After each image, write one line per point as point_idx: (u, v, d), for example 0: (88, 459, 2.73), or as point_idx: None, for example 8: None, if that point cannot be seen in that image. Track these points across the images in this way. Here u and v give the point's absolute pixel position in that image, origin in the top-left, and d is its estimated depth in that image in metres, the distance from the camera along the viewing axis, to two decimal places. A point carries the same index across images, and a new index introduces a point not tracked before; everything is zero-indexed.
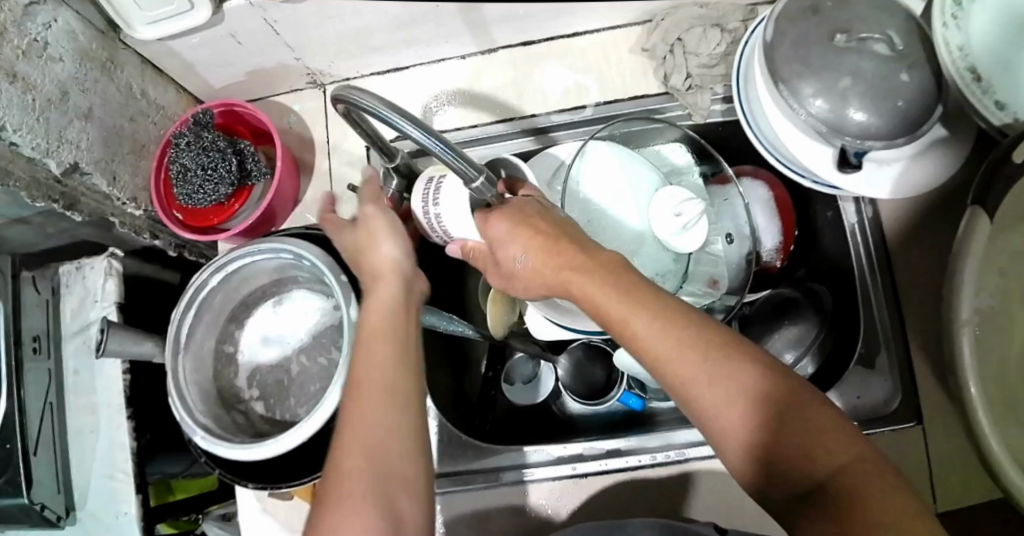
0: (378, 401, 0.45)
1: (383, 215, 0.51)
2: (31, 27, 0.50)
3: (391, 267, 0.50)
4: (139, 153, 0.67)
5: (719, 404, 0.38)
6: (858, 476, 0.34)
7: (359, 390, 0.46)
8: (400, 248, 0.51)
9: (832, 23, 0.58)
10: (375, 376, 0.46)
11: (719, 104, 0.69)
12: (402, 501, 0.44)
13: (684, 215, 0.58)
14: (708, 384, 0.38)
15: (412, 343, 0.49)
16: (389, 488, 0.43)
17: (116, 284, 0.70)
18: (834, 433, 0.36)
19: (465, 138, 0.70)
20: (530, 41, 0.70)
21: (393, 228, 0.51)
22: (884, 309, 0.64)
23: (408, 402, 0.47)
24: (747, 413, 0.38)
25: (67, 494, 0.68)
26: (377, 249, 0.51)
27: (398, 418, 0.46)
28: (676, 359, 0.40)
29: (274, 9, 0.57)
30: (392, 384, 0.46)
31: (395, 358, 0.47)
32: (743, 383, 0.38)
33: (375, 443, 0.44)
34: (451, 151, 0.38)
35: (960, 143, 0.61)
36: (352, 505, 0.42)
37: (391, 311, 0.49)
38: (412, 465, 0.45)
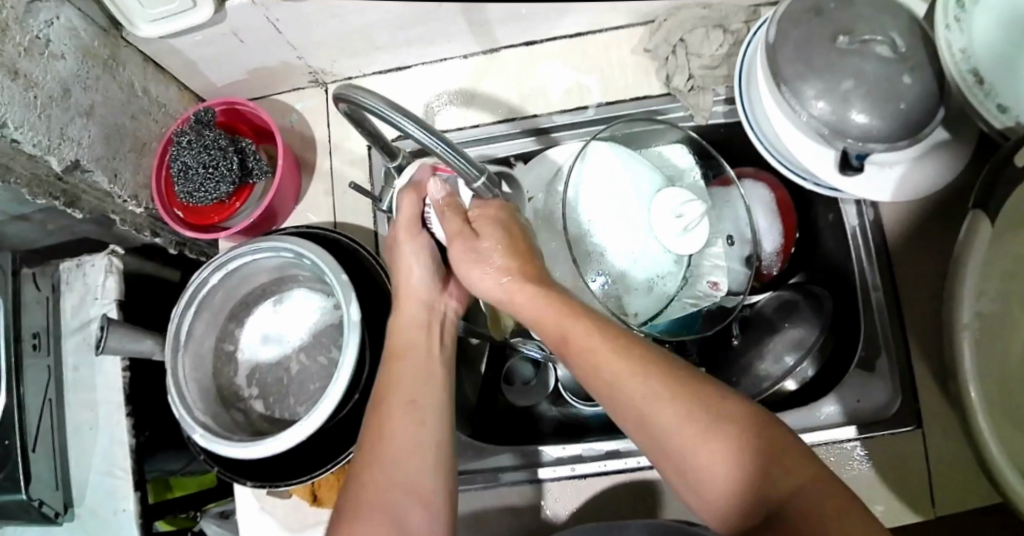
0: (401, 415, 0.48)
1: (414, 239, 0.52)
2: (34, 24, 0.50)
3: (413, 292, 0.53)
4: (140, 151, 0.67)
5: (685, 441, 0.39)
6: (812, 492, 0.37)
7: (384, 404, 0.49)
8: (428, 271, 0.53)
9: (836, 24, 0.57)
10: (401, 392, 0.49)
11: (721, 104, 0.68)
12: (416, 511, 0.46)
13: (685, 217, 0.58)
14: (671, 417, 0.40)
15: (436, 360, 0.52)
16: (406, 499, 0.46)
17: (116, 281, 0.70)
18: (786, 453, 0.39)
19: (467, 138, 0.70)
20: (533, 40, 0.70)
21: (423, 250, 0.53)
22: (884, 313, 0.63)
23: (428, 416, 0.49)
24: (712, 440, 0.39)
25: (65, 491, 0.68)
26: (406, 272, 0.53)
27: (418, 431, 0.48)
28: (638, 388, 0.41)
29: (276, 8, 0.57)
30: (413, 399, 0.49)
31: (417, 375, 0.50)
32: (704, 413, 0.40)
33: (394, 455, 0.47)
34: (453, 151, 0.39)
35: (961, 147, 0.61)
36: (370, 513, 0.45)
37: (414, 330, 0.52)
38: (430, 476, 0.47)
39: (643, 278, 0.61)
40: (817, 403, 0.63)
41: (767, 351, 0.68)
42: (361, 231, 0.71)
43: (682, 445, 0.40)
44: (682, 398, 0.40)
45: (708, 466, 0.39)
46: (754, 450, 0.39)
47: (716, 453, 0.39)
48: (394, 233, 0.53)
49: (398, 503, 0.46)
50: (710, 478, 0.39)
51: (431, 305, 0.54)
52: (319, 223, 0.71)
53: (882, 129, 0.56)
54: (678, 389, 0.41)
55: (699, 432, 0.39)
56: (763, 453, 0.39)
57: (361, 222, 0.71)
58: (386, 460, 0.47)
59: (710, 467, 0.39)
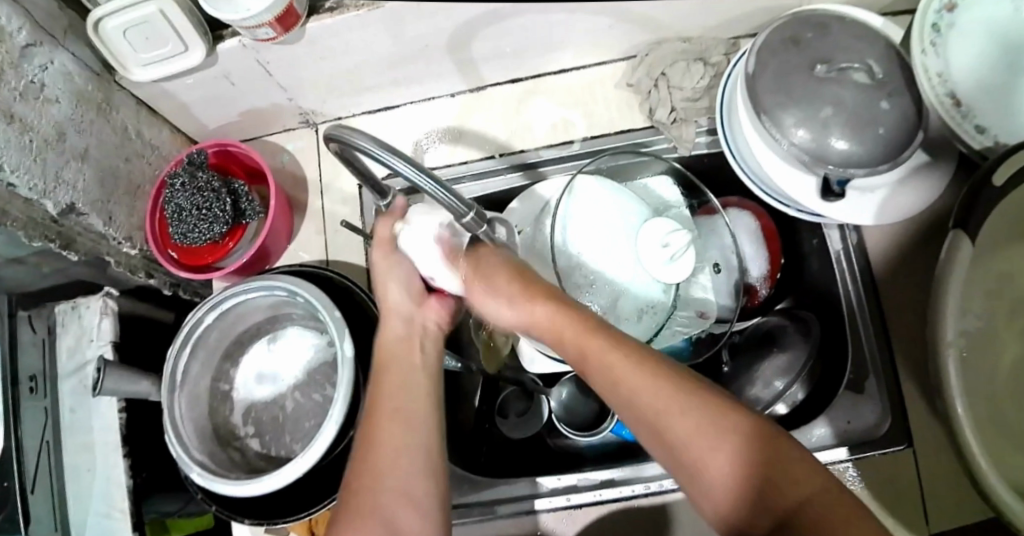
0: (390, 424, 0.49)
1: (390, 260, 0.51)
2: (28, 69, 0.50)
3: (393, 306, 0.53)
4: (134, 193, 0.68)
5: (693, 445, 0.39)
6: (824, 506, 0.36)
7: (371, 415, 0.50)
8: (404, 290, 0.52)
9: (813, 54, 0.59)
10: (387, 401, 0.50)
11: (704, 136, 0.70)
12: (406, 517, 0.47)
13: (671, 246, 0.60)
14: (682, 421, 0.40)
15: (423, 371, 0.52)
16: (397, 501, 0.47)
17: (111, 323, 0.72)
18: (800, 464, 0.38)
19: (455, 174, 0.71)
20: (518, 78, 0.72)
21: (399, 273, 0.51)
22: (871, 336, 0.64)
23: (415, 423, 0.50)
24: (720, 450, 0.39)
25: (64, 532, 0.68)
26: (387, 290, 0.52)
27: (408, 437, 0.49)
28: (647, 395, 0.41)
29: (266, 50, 0.58)
30: (402, 408, 0.50)
31: (404, 385, 0.51)
32: (719, 420, 0.39)
33: (384, 464, 0.48)
34: (441, 188, 0.39)
35: (940, 169, 0.62)
36: (362, 517, 0.46)
37: (399, 344, 0.53)
38: (421, 480, 0.48)
39: (632, 309, 0.61)
40: (807, 426, 0.64)
41: (756, 378, 0.69)
42: (354, 268, 0.72)
43: (693, 452, 0.39)
44: (694, 402, 0.40)
45: (719, 473, 0.39)
46: (767, 457, 0.38)
47: (727, 458, 0.38)
48: (373, 255, 0.52)
49: (388, 506, 0.47)
50: (720, 485, 0.39)
51: (412, 318, 0.53)
52: (312, 261, 0.72)
53: (863, 155, 0.57)
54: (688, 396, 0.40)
55: (709, 438, 0.39)
56: (776, 462, 0.38)
57: (353, 258, 0.72)
58: (377, 466, 0.48)
59: (720, 473, 0.39)
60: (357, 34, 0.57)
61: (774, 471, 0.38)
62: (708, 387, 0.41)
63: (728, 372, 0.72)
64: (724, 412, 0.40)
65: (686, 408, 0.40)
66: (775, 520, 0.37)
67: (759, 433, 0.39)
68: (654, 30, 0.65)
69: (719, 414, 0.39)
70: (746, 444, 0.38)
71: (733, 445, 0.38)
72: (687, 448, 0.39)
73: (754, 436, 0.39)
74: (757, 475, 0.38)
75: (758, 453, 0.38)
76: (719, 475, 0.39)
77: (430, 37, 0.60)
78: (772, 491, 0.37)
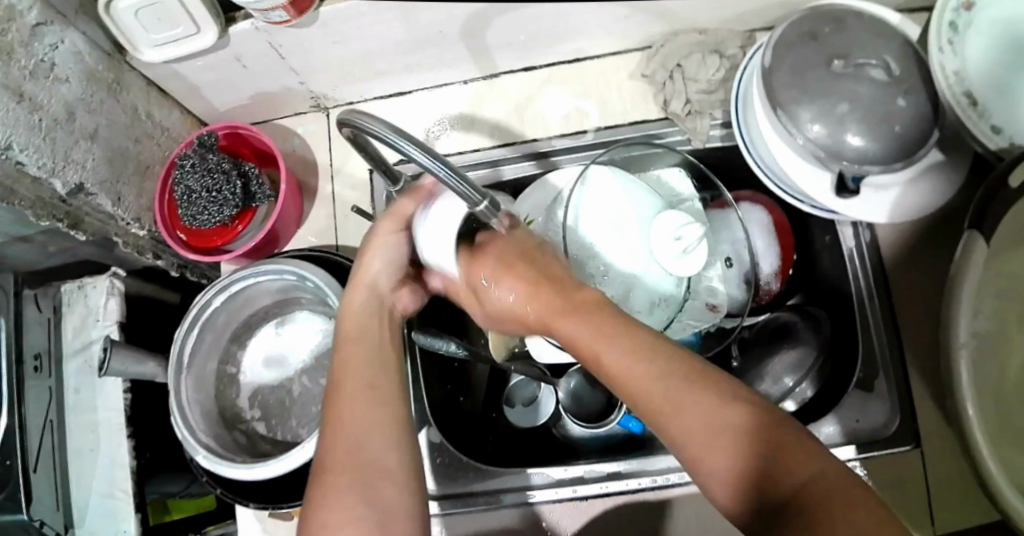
0: (358, 398, 0.47)
1: (395, 236, 0.52)
2: (38, 47, 0.50)
3: (370, 280, 0.53)
4: (143, 174, 0.67)
5: (692, 435, 0.38)
6: (828, 487, 0.34)
7: (343, 389, 0.48)
8: (388, 268, 0.54)
9: (829, 49, 0.58)
10: (357, 376, 0.48)
11: (718, 129, 0.69)
12: (383, 488, 0.44)
13: (684, 239, 0.61)
14: (682, 411, 0.39)
15: (390, 349, 0.52)
16: (372, 477, 0.44)
17: (118, 303, 0.71)
18: (803, 449, 0.36)
19: (467, 161, 0.70)
20: (532, 66, 0.72)
21: (397, 251, 0.53)
22: (881, 333, 0.64)
23: (387, 399, 0.48)
24: (719, 438, 0.38)
25: (66, 512, 0.68)
26: (368, 266, 0.53)
27: (377, 412, 0.47)
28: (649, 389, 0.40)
29: (279, 34, 0.57)
30: (370, 382, 0.48)
31: (370, 359, 0.50)
32: (719, 409, 0.38)
33: (357, 437, 0.45)
34: (455, 175, 0.38)
35: (955, 169, 0.62)
36: (335, 492, 0.43)
37: (365, 319, 0.52)
38: (394, 455, 0.45)
39: (644, 302, 0.62)
40: (816, 423, 0.62)
41: (766, 372, 0.68)
42: None
43: (693, 442, 0.38)
44: (694, 393, 0.39)
45: (719, 464, 0.38)
46: (767, 444, 0.37)
47: (729, 447, 0.37)
48: (376, 225, 0.52)
49: (365, 482, 0.43)
50: (720, 475, 0.38)
51: (383, 296, 0.54)
52: (321, 246, 0.72)
53: (877, 151, 0.56)
54: (689, 388, 0.40)
55: (709, 425, 0.38)
56: (776, 448, 0.36)
57: (363, 245, 0.71)
58: (349, 439, 0.45)
59: (721, 463, 0.38)
60: (371, 19, 0.57)
61: (774, 457, 0.36)
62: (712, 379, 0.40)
63: (738, 366, 0.72)
64: (723, 401, 0.39)
65: (685, 398, 0.39)
66: (774, 508, 0.35)
67: (759, 420, 0.38)
68: (670, 21, 0.65)
69: (719, 403, 0.39)
70: (747, 432, 0.37)
71: (733, 433, 0.38)
72: (687, 439, 0.39)
73: (754, 423, 0.38)
74: (756, 463, 0.37)
75: (758, 440, 0.37)
76: (721, 466, 0.38)
77: (443, 24, 0.59)
78: (772, 479, 0.36)
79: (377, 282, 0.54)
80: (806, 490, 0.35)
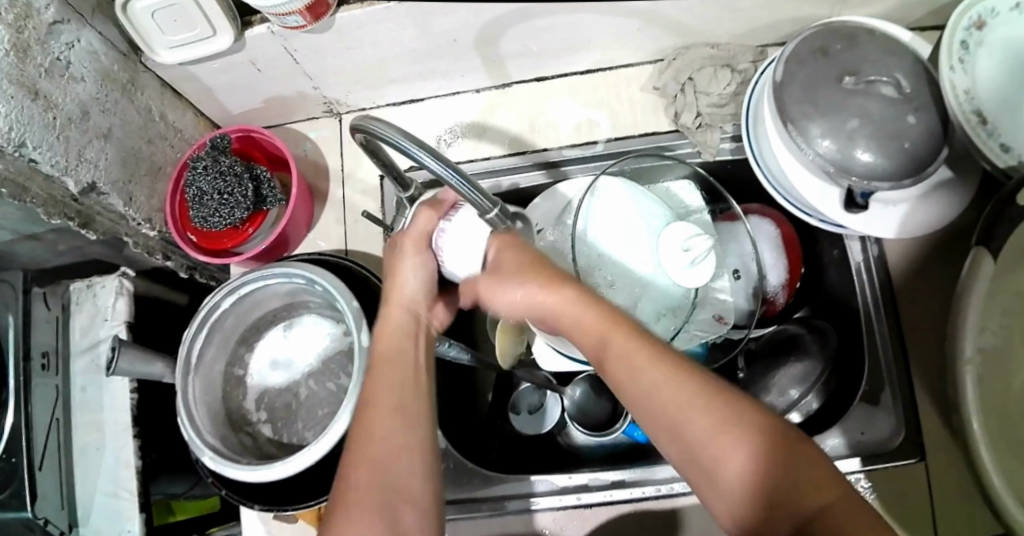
0: (386, 418, 0.47)
1: (420, 255, 0.51)
2: (55, 46, 0.50)
3: (406, 300, 0.52)
4: (156, 175, 0.67)
5: (710, 445, 0.38)
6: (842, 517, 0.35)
7: (370, 408, 0.47)
8: (420, 289, 0.52)
9: (841, 66, 0.59)
10: (387, 395, 0.47)
11: (728, 142, 0.69)
12: (406, 513, 0.44)
13: (693, 250, 0.60)
14: (699, 424, 0.39)
15: (423, 367, 0.50)
16: (395, 501, 0.44)
17: (126, 303, 0.72)
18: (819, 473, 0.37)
19: (479, 169, 0.71)
20: (544, 76, 0.72)
21: (422, 271, 0.51)
22: (888, 348, 0.64)
23: (416, 419, 0.47)
24: (737, 455, 0.38)
25: (70, 510, 0.68)
26: (400, 281, 0.51)
27: (406, 436, 0.46)
28: (668, 399, 0.40)
29: (294, 38, 0.58)
30: (400, 403, 0.47)
31: (401, 377, 0.49)
32: (738, 425, 0.38)
33: (384, 460, 0.45)
34: (468, 184, 0.39)
35: (965, 185, 0.62)
36: (360, 516, 0.43)
37: (402, 337, 0.51)
38: (418, 479, 0.46)
39: (652, 311, 0.62)
40: (821, 436, 0.62)
41: (772, 385, 0.69)
42: (372, 259, 0.72)
43: (709, 452, 0.38)
44: (714, 403, 0.39)
45: (734, 476, 0.38)
46: (789, 464, 0.37)
47: (746, 459, 0.38)
48: (399, 240, 0.51)
49: (388, 504, 0.44)
50: (732, 486, 0.38)
51: (419, 317, 0.52)
52: (331, 251, 0.72)
53: (887, 167, 0.56)
54: (708, 400, 0.39)
55: (728, 440, 0.38)
56: (796, 470, 0.37)
57: (372, 249, 0.72)
58: (377, 463, 0.45)
59: (736, 475, 0.38)
60: (386, 26, 0.57)
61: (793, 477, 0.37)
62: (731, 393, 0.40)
63: (744, 378, 0.72)
64: (742, 413, 0.39)
65: (705, 410, 0.39)
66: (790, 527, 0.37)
67: (782, 437, 0.38)
68: (682, 34, 0.65)
69: (739, 416, 0.39)
70: (768, 448, 0.38)
71: (754, 446, 0.38)
72: (704, 448, 0.39)
73: (776, 440, 0.38)
74: (773, 480, 0.37)
75: (779, 458, 0.37)
76: (735, 479, 0.38)
77: (457, 33, 0.60)
78: (789, 496, 0.37)
79: (412, 298, 0.51)
80: (824, 513, 0.36)
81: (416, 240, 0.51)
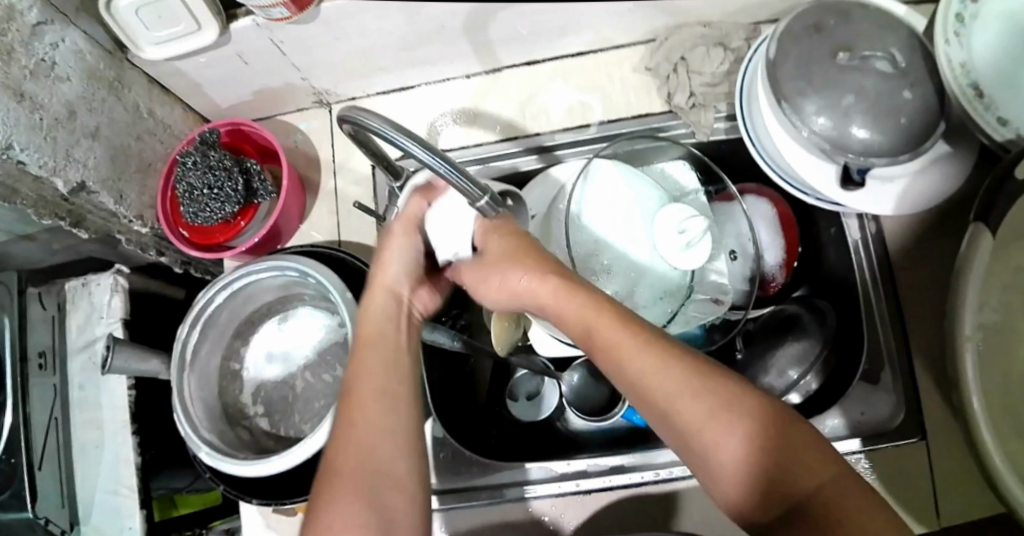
0: (371, 403, 0.46)
1: (408, 240, 0.50)
2: (39, 47, 0.49)
3: (388, 284, 0.51)
4: (146, 171, 0.67)
5: (702, 427, 0.38)
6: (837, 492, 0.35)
7: (355, 393, 0.47)
8: (406, 271, 0.51)
9: (835, 41, 0.58)
10: (371, 379, 0.47)
11: (722, 121, 0.68)
12: (390, 495, 0.44)
13: (687, 232, 0.60)
14: (688, 405, 0.38)
15: (407, 350, 0.50)
16: (380, 486, 0.44)
17: (121, 300, 0.72)
18: (814, 450, 0.37)
19: (470, 156, 0.70)
20: (534, 60, 0.71)
21: (409, 251, 0.50)
22: (888, 329, 0.63)
23: (400, 403, 0.47)
24: (731, 434, 0.37)
25: (71, 509, 0.68)
26: (384, 266, 0.50)
27: (389, 420, 0.46)
28: (656, 379, 0.39)
29: (280, 30, 0.57)
30: (385, 387, 0.47)
31: (385, 361, 0.48)
32: (729, 405, 0.38)
33: (367, 445, 0.45)
34: (456, 170, 0.38)
35: (963, 159, 0.60)
36: (345, 500, 0.43)
37: (384, 320, 0.50)
38: (403, 462, 0.45)
39: (651, 295, 0.62)
40: (820, 417, 0.62)
41: (770, 366, 0.67)
42: (367, 250, 0.71)
43: (701, 434, 0.38)
44: (705, 385, 0.39)
45: (729, 456, 0.37)
46: (783, 440, 0.37)
47: (742, 441, 0.37)
48: (389, 226, 0.50)
49: (372, 489, 0.43)
50: (727, 467, 0.38)
51: (402, 301, 0.51)
52: (324, 242, 0.72)
53: (883, 144, 0.56)
54: (697, 379, 0.39)
55: (718, 419, 0.38)
56: (791, 446, 0.37)
57: (365, 239, 0.71)
58: (361, 447, 0.45)
59: (729, 456, 0.37)
60: (373, 14, 0.56)
61: (787, 457, 0.36)
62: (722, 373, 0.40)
63: (742, 359, 0.71)
64: (732, 391, 0.39)
65: (695, 394, 0.38)
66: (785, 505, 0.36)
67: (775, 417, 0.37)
68: (674, 14, 0.64)
69: (728, 396, 0.38)
70: (760, 427, 0.37)
71: (745, 426, 0.37)
72: (695, 430, 0.38)
73: (769, 419, 0.37)
74: (767, 460, 0.37)
75: (772, 437, 0.37)
76: (730, 460, 0.37)
77: (445, 19, 0.59)
78: (782, 474, 0.36)
79: (394, 283, 0.51)
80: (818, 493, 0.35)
81: (406, 226, 0.49)
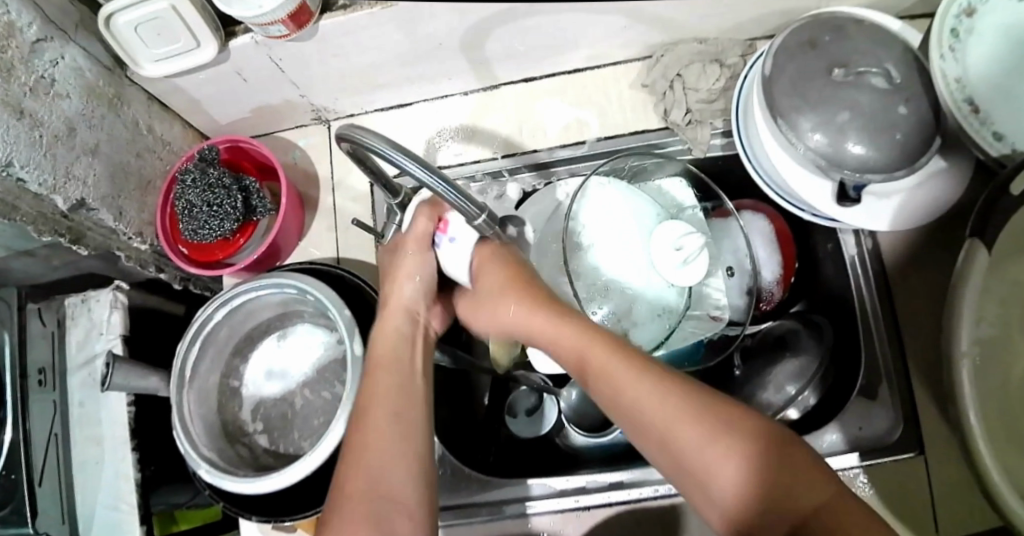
0: (382, 425, 0.47)
1: (421, 259, 0.50)
2: (38, 64, 0.50)
3: (404, 304, 0.52)
4: (145, 189, 0.67)
5: (699, 455, 0.38)
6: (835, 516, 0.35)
7: (365, 416, 0.47)
8: (420, 290, 0.52)
9: (830, 59, 0.58)
10: (384, 400, 0.48)
11: (718, 138, 0.70)
12: (399, 520, 0.43)
13: (684, 249, 0.60)
14: (683, 432, 0.39)
15: (419, 373, 0.51)
16: (388, 510, 0.44)
17: (121, 316, 0.72)
18: (811, 475, 0.37)
19: (465, 173, 0.71)
20: (532, 77, 0.72)
21: (422, 271, 0.51)
22: (884, 343, 0.63)
23: (410, 426, 0.47)
24: (726, 460, 0.37)
25: (71, 526, 0.68)
26: (399, 286, 0.51)
27: (399, 443, 0.46)
28: (649, 406, 0.40)
29: (278, 47, 0.57)
30: (398, 409, 0.48)
31: (399, 383, 0.49)
32: (723, 430, 0.38)
33: (377, 468, 0.45)
34: (453, 190, 0.37)
35: (959, 174, 0.61)
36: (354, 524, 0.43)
37: (398, 341, 0.51)
38: (411, 485, 0.45)
39: (649, 312, 0.62)
40: (818, 433, 0.62)
41: (769, 382, 0.69)
42: (365, 266, 0.71)
43: (698, 463, 0.38)
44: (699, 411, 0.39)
45: (726, 484, 0.37)
46: (778, 463, 0.37)
47: (734, 468, 0.37)
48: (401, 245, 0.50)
49: (379, 512, 0.43)
50: (724, 494, 0.37)
51: (418, 320, 0.53)
52: (323, 258, 0.72)
53: (879, 160, 0.56)
54: (690, 406, 0.39)
55: (713, 447, 0.38)
56: (786, 470, 0.37)
57: (364, 256, 0.72)
58: (369, 470, 0.45)
59: (726, 486, 0.37)
60: (369, 32, 0.57)
61: (782, 480, 0.37)
62: (715, 399, 0.40)
63: (741, 376, 0.72)
64: (731, 419, 0.39)
65: (688, 419, 0.39)
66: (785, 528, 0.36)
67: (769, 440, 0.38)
68: (670, 31, 0.65)
69: (722, 423, 0.39)
70: (756, 453, 0.37)
71: (738, 452, 0.37)
72: (692, 460, 0.38)
73: (764, 442, 0.38)
74: (763, 488, 0.37)
75: (767, 461, 0.37)
76: (727, 487, 0.37)
77: (442, 36, 0.59)
78: (781, 503, 0.36)
79: (410, 303, 0.52)
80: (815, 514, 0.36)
81: (418, 243, 0.48)
